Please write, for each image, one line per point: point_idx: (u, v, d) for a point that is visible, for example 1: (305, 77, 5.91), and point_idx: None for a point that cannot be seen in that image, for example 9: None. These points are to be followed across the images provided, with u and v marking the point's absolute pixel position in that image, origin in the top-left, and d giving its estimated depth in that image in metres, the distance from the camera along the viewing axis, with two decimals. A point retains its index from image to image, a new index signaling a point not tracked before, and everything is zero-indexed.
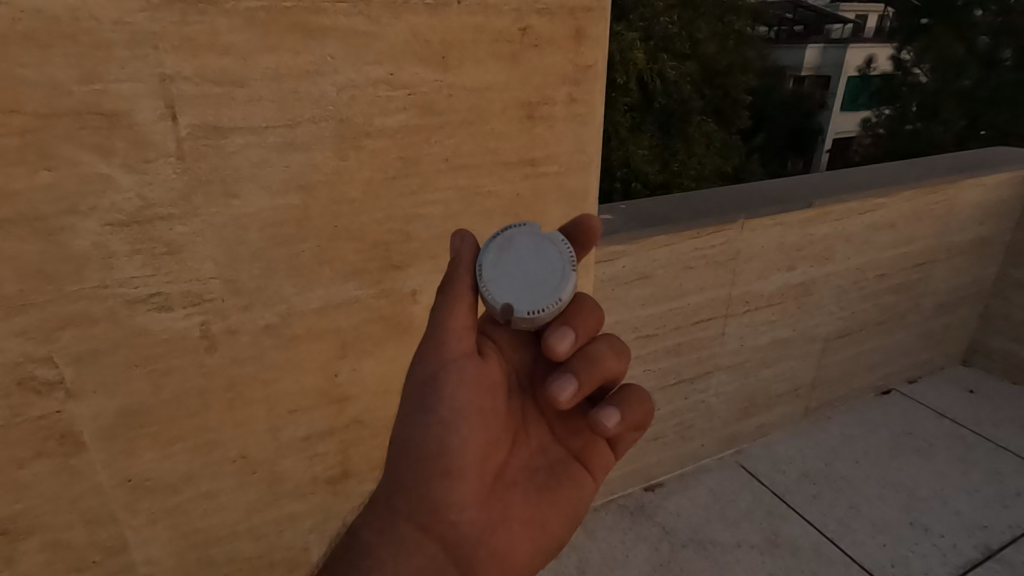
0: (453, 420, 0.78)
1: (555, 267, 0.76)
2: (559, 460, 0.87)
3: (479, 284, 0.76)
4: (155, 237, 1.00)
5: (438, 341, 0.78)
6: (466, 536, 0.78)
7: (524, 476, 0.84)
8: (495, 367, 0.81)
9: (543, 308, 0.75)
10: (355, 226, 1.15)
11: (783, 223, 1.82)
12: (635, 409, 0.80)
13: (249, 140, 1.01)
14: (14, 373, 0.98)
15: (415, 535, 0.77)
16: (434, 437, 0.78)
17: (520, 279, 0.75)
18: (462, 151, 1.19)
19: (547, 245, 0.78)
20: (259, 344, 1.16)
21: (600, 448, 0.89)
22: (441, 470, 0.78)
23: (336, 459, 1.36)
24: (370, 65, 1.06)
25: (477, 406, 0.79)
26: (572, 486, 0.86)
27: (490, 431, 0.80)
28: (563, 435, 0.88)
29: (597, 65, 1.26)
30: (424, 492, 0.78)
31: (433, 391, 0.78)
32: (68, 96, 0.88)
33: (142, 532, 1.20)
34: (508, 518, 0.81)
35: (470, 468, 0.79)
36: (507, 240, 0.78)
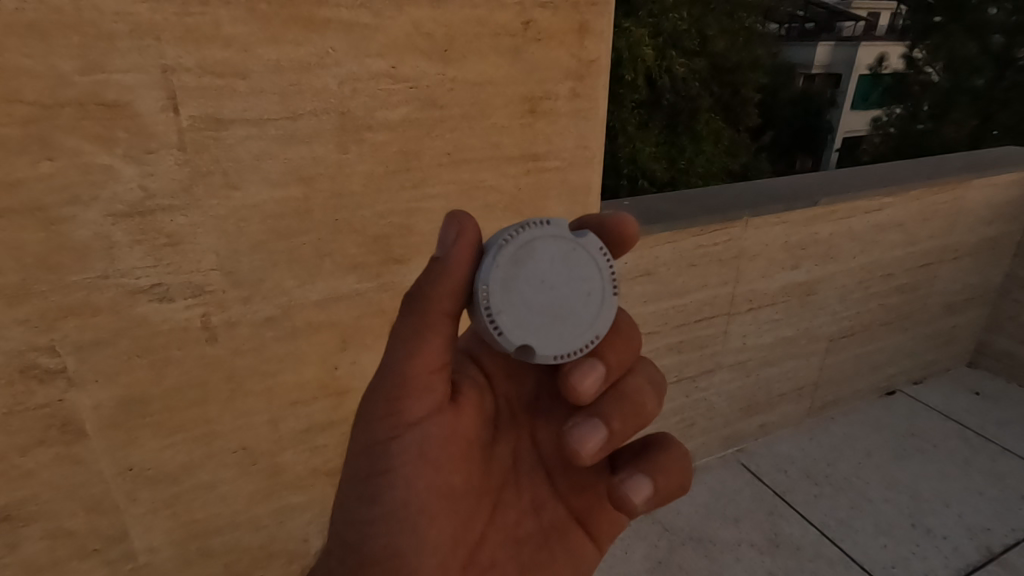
0: (415, 506, 0.74)
1: (587, 291, 0.71)
2: (552, 523, 0.83)
3: (490, 321, 0.68)
4: (156, 228, 1.01)
5: (393, 420, 0.73)
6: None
7: (508, 548, 0.80)
8: (465, 435, 0.76)
9: (571, 350, 0.71)
10: (356, 218, 1.15)
11: (788, 222, 1.81)
12: (667, 478, 0.78)
13: (250, 132, 1.01)
14: (17, 361, 0.99)
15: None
16: (388, 533, 0.74)
17: (544, 309, 0.69)
18: (464, 145, 1.18)
19: (577, 256, 0.70)
20: (260, 336, 1.16)
21: (604, 506, 0.86)
22: (400, 565, 0.73)
23: (336, 451, 1.36)
24: (372, 58, 1.05)
25: (442, 487, 0.75)
26: (565, 553, 0.83)
27: (458, 512, 0.76)
28: (562, 492, 0.84)
29: (600, 59, 1.25)
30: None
31: (384, 480, 0.74)
32: (70, 86, 0.88)
33: (143, 521, 1.21)
34: None
35: (438, 556, 0.74)
36: (525, 249, 0.69)
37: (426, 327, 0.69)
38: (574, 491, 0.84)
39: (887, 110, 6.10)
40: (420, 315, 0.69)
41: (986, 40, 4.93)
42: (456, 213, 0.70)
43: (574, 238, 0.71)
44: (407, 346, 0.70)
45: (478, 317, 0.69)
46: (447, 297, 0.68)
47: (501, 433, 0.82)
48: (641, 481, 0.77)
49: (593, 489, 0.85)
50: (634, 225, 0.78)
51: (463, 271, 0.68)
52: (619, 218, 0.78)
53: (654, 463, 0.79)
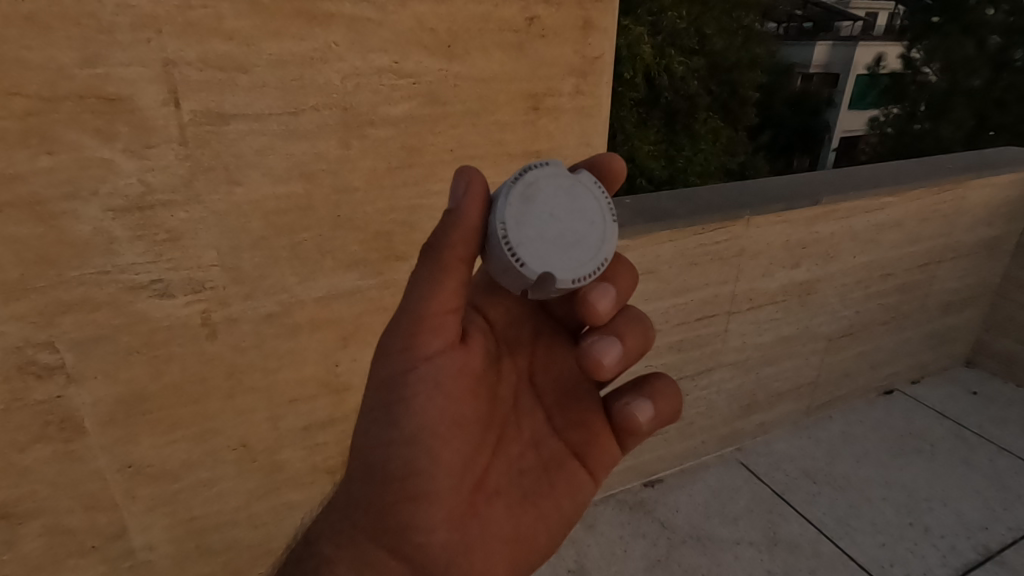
0: (422, 434, 0.71)
1: (594, 219, 0.68)
2: (551, 459, 0.81)
3: (508, 254, 0.65)
4: (157, 223, 1.00)
5: (407, 349, 0.70)
6: (440, 553, 0.71)
7: (508, 482, 0.78)
8: (473, 368, 0.74)
9: (587, 274, 0.67)
10: (358, 215, 1.14)
11: (789, 220, 1.81)
12: (668, 397, 0.80)
13: (251, 127, 1.00)
14: (15, 357, 0.98)
15: (381, 558, 0.70)
16: (401, 456, 0.71)
17: (558, 238, 0.66)
18: (467, 142, 1.18)
19: (579, 189, 0.69)
20: (261, 333, 1.16)
21: (603, 442, 0.83)
22: (406, 492, 0.71)
23: (336, 449, 1.35)
24: (375, 53, 1.05)
25: (451, 418, 0.72)
26: (565, 488, 0.81)
27: (468, 439, 0.74)
28: (562, 428, 0.83)
29: (603, 56, 1.25)
30: (388, 516, 0.70)
31: (400, 402, 0.71)
32: (70, 79, 0.87)
33: (142, 518, 1.21)
34: (489, 533, 0.75)
35: (444, 487, 0.72)
36: (531, 186, 0.67)
37: (444, 268, 0.66)
38: (573, 427, 0.82)
39: (885, 110, 6.18)
40: (440, 251, 0.65)
41: (983, 39, 4.94)
42: (463, 166, 0.66)
43: (572, 174, 0.70)
44: (424, 278, 0.67)
45: (497, 254, 0.66)
46: (461, 240, 0.65)
47: (508, 366, 0.81)
48: (641, 404, 0.78)
49: (592, 424, 0.83)
50: (621, 160, 0.76)
51: (476, 219, 0.65)
52: (607, 155, 0.75)
53: (657, 386, 0.80)
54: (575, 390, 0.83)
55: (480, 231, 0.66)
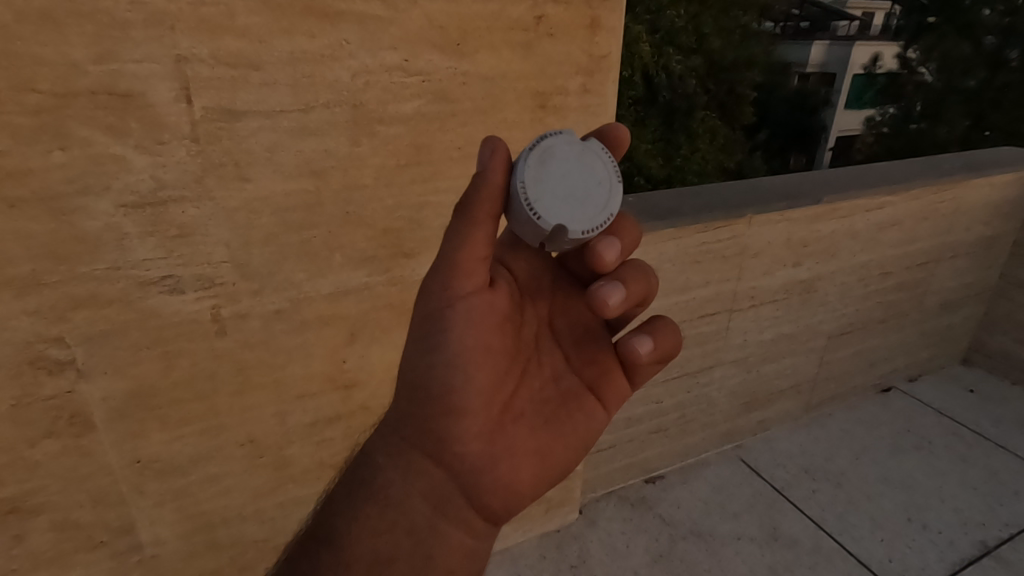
0: (458, 360, 0.79)
1: (601, 179, 0.76)
2: (570, 391, 0.88)
3: (527, 207, 0.73)
4: (168, 219, 1.00)
5: (446, 286, 0.79)
6: (473, 462, 0.80)
7: (533, 408, 0.85)
8: (502, 307, 0.82)
9: (595, 227, 0.75)
10: (367, 212, 1.15)
11: (790, 219, 1.82)
12: (666, 334, 0.85)
13: (263, 124, 1.01)
14: (26, 353, 0.98)
15: (424, 464, 0.79)
16: (441, 376, 0.79)
17: (569, 195, 0.75)
18: (475, 140, 1.18)
19: (588, 154, 0.77)
20: (269, 329, 1.16)
21: (614, 377, 0.90)
22: (444, 409, 0.79)
23: (342, 445, 1.36)
24: (385, 51, 1.05)
25: (483, 348, 0.80)
26: (583, 416, 0.87)
27: (498, 366, 0.82)
28: (578, 364, 0.90)
29: (611, 54, 1.25)
30: (429, 428, 0.79)
31: (439, 331, 0.79)
32: (83, 75, 0.87)
33: (150, 513, 1.21)
34: (516, 449, 0.82)
35: (476, 405, 0.80)
36: (547, 152, 0.75)
37: (473, 221, 0.74)
38: (588, 363, 0.90)
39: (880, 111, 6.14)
40: (470, 204, 0.74)
41: None
42: (488, 137, 0.75)
43: (582, 142, 0.78)
44: (459, 228, 0.75)
45: (518, 211, 0.75)
46: (489, 199, 0.74)
47: (532, 309, 0.89)
48: (639, 339, 0.84)
49: (604, 360, 0.91)
50: (625, 131, 0.82)
51: (500, 181, 0.74)
52: (612, 125, 0.82)
53: (656, 325, 0.85)
54: (590, 332, 0.91)
55: (504, 191, 0.75)
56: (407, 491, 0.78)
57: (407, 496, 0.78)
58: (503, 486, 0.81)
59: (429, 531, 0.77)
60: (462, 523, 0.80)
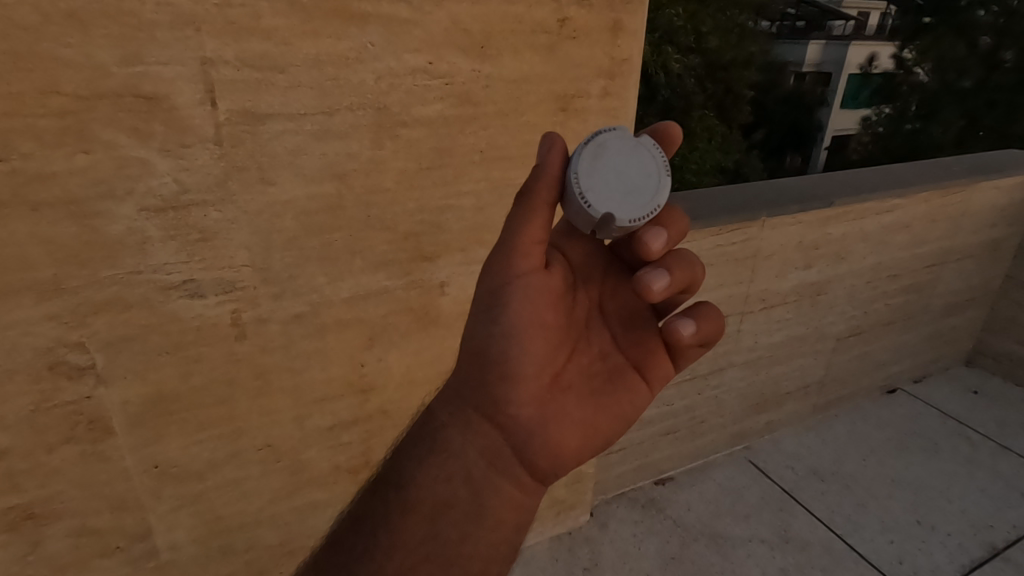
0: (515, 333, 0.83)
1: (650, 172, 0.78)
2: (617, 368, 0.91)
3: (577, 195, 0.76)
4: (190, 223, 0.99)
5: (505, 264, 0.84)
6: (525, 425, 0.84)
7: (581, 380, 0.89)
8: (556, 286, 0.86)
9: (641, 216, 0.77)
10: (389, 216, 1.14)
11: (803, 222, 1.82)
12: (709, 320, 0.86)
13: (286, 127, 1.00)
14: (46, 358, 0.97)
15: (481, 424, 0.85)
16: (498, 344, 0.84)
17: (619, 186, 0.77)
18: (496, 143, 1.18)
19: (641, 149, 0.79)
20: (290, 333, 1.15)
21: (659, 358, 0.93)
22: (501, 375, 0.84)
23: (359, 449, 1.35)
24: (410, 53, 1.04)
25: (537, 321, 0.84)
26: (628, 393, 0.90)
27: (551, 340, 0.86)
28: (625, 345, 0.92)
29: (633, 58, 1.24)
30: (487, 392, 0.85)
31: (499, 304, 0.84)
32: (108, 77, 0.86)
33: (167, 518, 1.20)
34: (564, 418, 0.86)
35: (530, 374, 0.84)
36: (601, 147, 0.78)
37: (532, 206, 0.79)
38: (635, 344, 0.92)
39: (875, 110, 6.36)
40: (529, 191, 0.79)
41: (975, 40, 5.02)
42: (546, 134, 0.80)
43: (635, 138, 0.80)
44: (518, 212, 0.80)
45: (571, 200, 0.78)
46: (545, 187, 0.78)
47: (584, 290, 0.92)
48: (683, 322, 0.84)
49: (650, 341, 0.93)
50: (678, 130, 0.84)
51: (555, 172, 0.79)
52: (664, 122, 0.84)
53: (700, 311, 0.86)
54: (638, 315, 0.93)
55: (560, 180, 0.79)
56: (465, 447, 0.85)
57: (464, 451, 0.85)
58: (552, 448, 0.85)
59: (483, 484, 0.84)
60: (513, 479, 0.86)
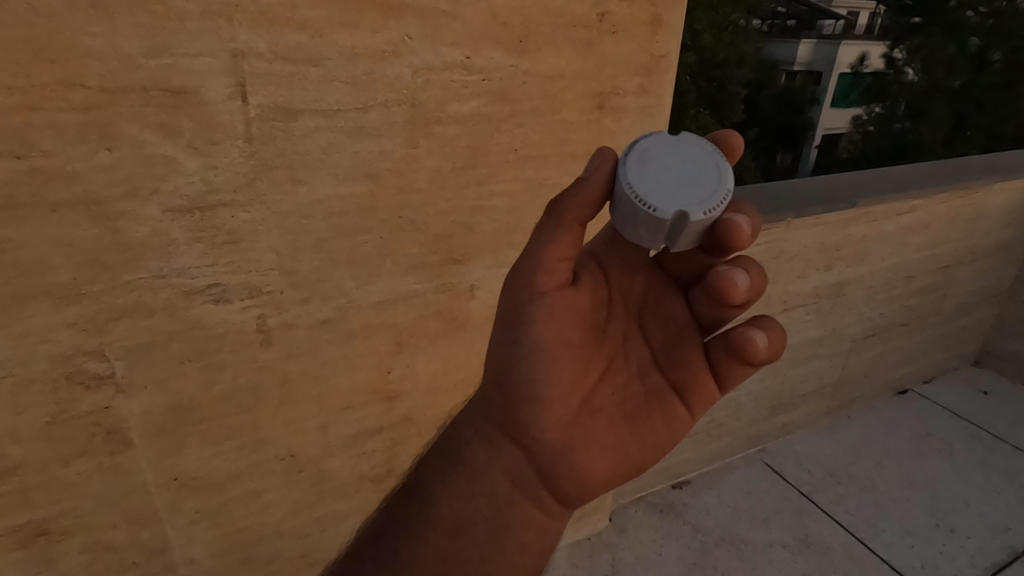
0: (537, 354, 0.77)
1: (706, 164, 0.71)
2: (655, 390, 0.81)
3: (638, 203, 0.68)
4: (217, 225, 0.94)
5: (528, 281, 0.77)
6: (551, 448, 0.78)
7: (613, 403, 0.80)
8: (583, 303, 0.80)
9: (714, 206, 0.68)
10: (421, 217, 1.09)
11: (825, 223, 1.80)
12: (778, 330, 0.78)
13: (319, 124, 0.95)
14: (63, 367, 0.91)
15: (505, 445, 0.80)
16: (520, 366, 0.78)
17: (678, 183, 0.69)
18: (531, 141, 1.13)
19: (686, 144, 0.72)
20: (316, 339, 1.10)
21: (704, 381, 0.80)
22: (524, 398, 0.78)
23: (382, 457, 1.31)
24: (447, 47, 1.00)
25: (561, 341, 0.77)
26: (665, 419, 0.80)
27: (577, 360, 0.78)
28: (666, 364, 0.82)
29: (669, 54, 1.20)
30: (510, 414, 0.79)
31: (521, 323, 0.77)
32: (135, 70, 0.81)
33: (185, 532, 1.15)
34: (592, 443, 0.78)
35: (556, 397, 0.77)
36: (644, 152, 0.71)
37: (560, 223, 0.74)
38: (677, 364, 0.81)
39: None
40: (556, 210, 0.74)
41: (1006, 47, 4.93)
42: (597, 149, 0.74)
43: (675, 137, 0.74)
44: (545, 230, 0.75)
45: (630, 212, 0.70)
46: (579, 206, 0.73)
47: (618, 308, 0.83)
48: (757, 332, 0.75)
49: (695, 362, 0.81)
50: (737, 136, 0.77)
51: (596, 189, 0.73)
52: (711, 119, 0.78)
53: (765, 321, 0.78)
54: (682, 332, 0.82)
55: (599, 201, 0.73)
56: (489, 465, 0.80)
57: (487, 470, 0.80)
58: (578, 475, 0.78)
59: (506, 504, 0.79)
60: (535, 499, 0.79)
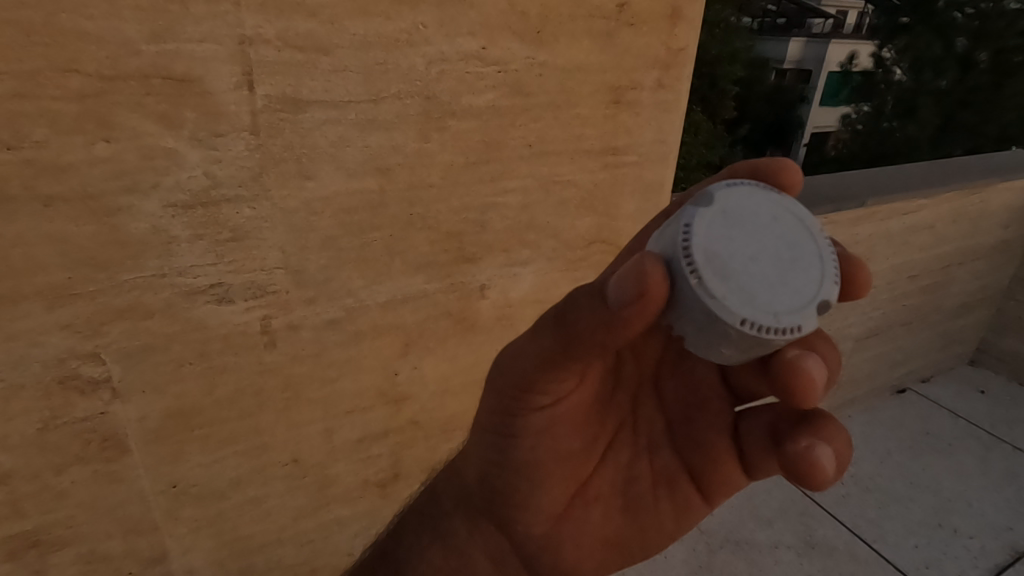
0: (527, 463, 0.69)
1: (775, 222, 0.57)
2: (664, 474, 0.74)
3: (779, 332, 0.53)
4: (221, 221, 0.89)
5: (519, 401, 0.64)
6: (539, 540, 0.73)
7: (612, 490, 0.74)
8: (585, 398, 0.69)
9: (829, 273, 0.57)
10: (432, 214, 1.05)
11: (834, 223, 1.78)
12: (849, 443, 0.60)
13: (329, 115, 0.90)
14: (57, 371, 0.87)
15: (489, 526, 0.75)
16: (507, 472, 0.71)
17: (780, 272, 0.54)
18: (546, 136, 1.09)
19: (734, 214, 0.56)
20: (322, 341, 1.06)
21: (725, 467, 0.71)
22: (512, 500, 0.72)
23: (388, 462, 1.26)
24: (463, 37, 0.96)
25: (554, 447, 0.69)
26: (671, 505, 0.74)
27: (572, 460, 0.71)
28: (680, 443, 0.73)
29: (688, 48, 1.16)
30: (497, 507, 0.74)
31: (508, 435, 0.68)
32: (135, 56, 0.76)
33: (184, 541, 1.10)
34: (584, 536, 0.74)
35: (545, 498, 0.71)
36: (714, 258, 0.53)
37: (565, 357, 0.56)
38: (695, 447, 0.72)
39: None
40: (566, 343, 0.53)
41: None
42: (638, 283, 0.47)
43: (711, 209, 0.56)
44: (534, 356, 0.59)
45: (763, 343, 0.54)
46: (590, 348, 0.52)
47: (624, 382, 0.73)
48: (822, 447, 0.58)
49: (715, 447, 0.71)
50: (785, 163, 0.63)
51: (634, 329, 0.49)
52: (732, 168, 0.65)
53: (833, 428, 0.60)
54: (704, 409, 0.72)
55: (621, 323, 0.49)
56: (471, 541, 0.76)
57: (467, 546, 0.76)
58: (567, 564, 0.74)
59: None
60: None
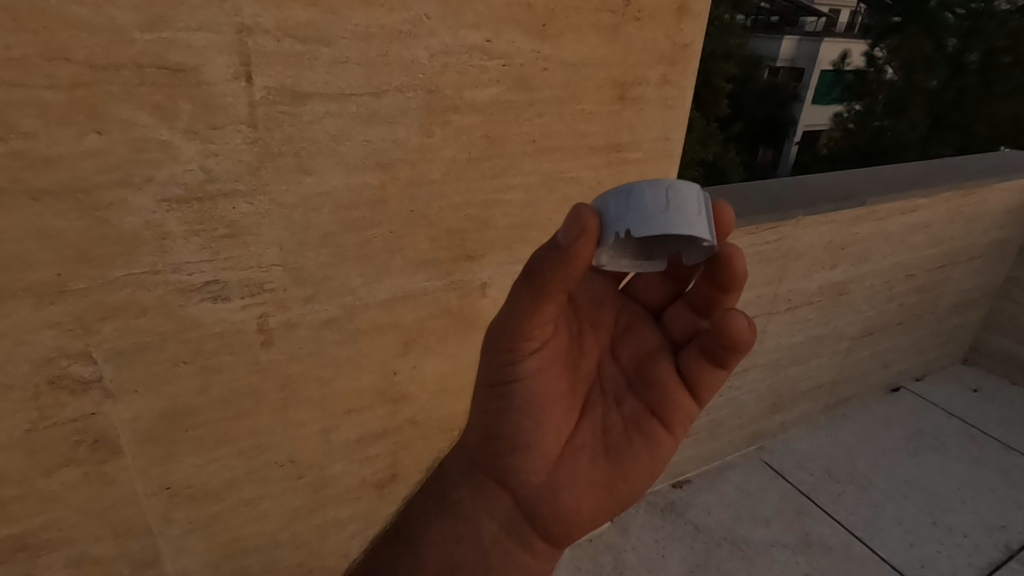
0: (517, 406, 0.69)
1: None
2: (634, 419, 0.75)
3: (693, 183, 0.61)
4: (217, 217, 0.86)
5: (508, 347, 0.65)
6: (535, 490, 0.71)
7: (593, 437, 0.74)
8: (560, 346, 0.72)
9: None
10: (434, 211, 1.03)
11: (833, 222, 1.78)
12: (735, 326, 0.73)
13: (328, 109, 0.88)
14: (46, 371, 0.84)
15: (491, 487, 0.72)
16: (501, 418, 0.70)
17: None
18: (549, 132, 1.07)
19: None
20: (319, 340, 1.03)
21: (680, 400, 0.74)
22: (508, 448, 0.70)
23: (386, 461, 1.25)
24: (468, 30, 0.93)
25: (542, 391, 0.69)
26: (646, 446, 0.74)
27: (558, 405, 0.71)
28: (640, 386, 0.76)
29: (693, 44, 1.14)
30: (494, 459, 0.71)
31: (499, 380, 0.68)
32: (128, 44, 0.73)
33: (177, 542, 1.08)
34: (575, 482, 0.72)
35: (538, 444, 0.70)
36: None
37: (540, 296, 0.57)
38: (650, 386, 0.75)
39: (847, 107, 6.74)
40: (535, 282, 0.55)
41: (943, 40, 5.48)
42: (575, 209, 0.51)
43: None
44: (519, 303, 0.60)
45: (698, 200, 0.60)
46: (564, 281, 0.54)
47: (588, 337, 0.77)
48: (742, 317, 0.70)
49: (670, 383, 0.74)
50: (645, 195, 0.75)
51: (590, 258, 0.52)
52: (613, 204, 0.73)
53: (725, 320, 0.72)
54: (655, 354, 0.77)
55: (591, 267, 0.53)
56: (476, 509, 0.73)
57: (475, 514, 0.72)
58: (564, 514, 0.71)
59: (492, 548, 0.72)
60: (522, 542, 0.72)
